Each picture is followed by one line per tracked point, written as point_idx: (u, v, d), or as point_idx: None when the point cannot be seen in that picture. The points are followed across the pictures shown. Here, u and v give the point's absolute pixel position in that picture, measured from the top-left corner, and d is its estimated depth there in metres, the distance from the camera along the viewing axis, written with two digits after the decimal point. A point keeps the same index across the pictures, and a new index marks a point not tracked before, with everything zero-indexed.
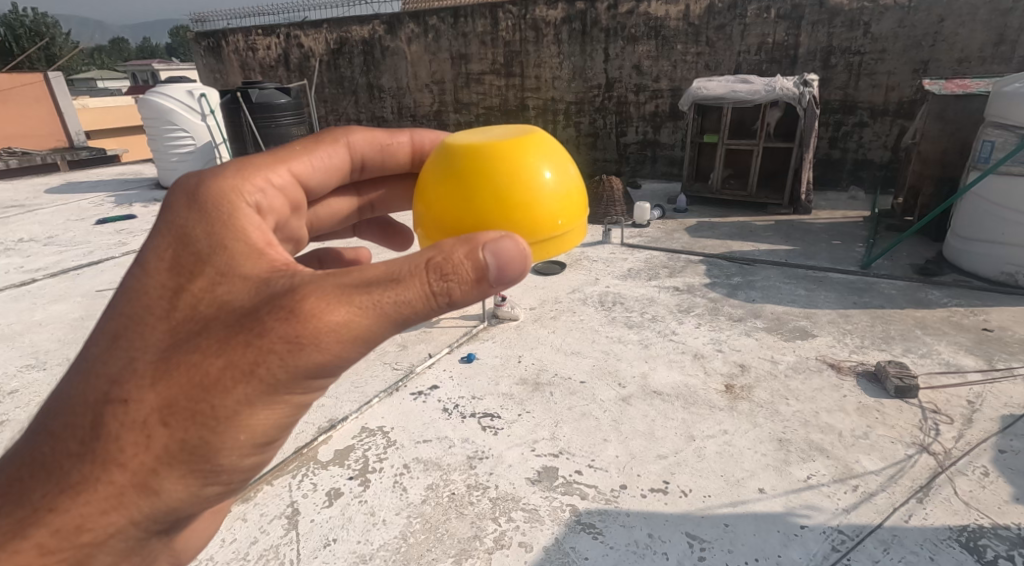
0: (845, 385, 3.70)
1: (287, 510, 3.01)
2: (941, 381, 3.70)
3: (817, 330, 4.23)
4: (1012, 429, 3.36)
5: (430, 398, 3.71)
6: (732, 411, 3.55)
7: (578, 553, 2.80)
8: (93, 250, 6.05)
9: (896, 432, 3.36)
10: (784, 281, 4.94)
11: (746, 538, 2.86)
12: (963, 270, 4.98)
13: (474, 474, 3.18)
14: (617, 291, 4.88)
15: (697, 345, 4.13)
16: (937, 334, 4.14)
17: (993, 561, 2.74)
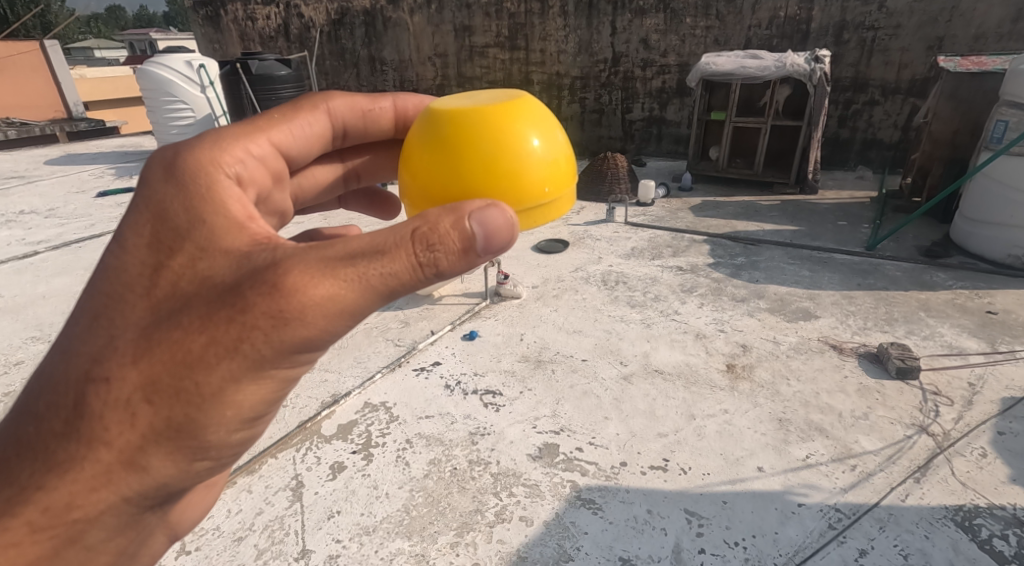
0: (846, 366, 3.72)
1: (291, 482, 3.06)
2: (943, 363, 3.72)
3: (819, 311, 4.24)
4: (1012, 411, 3.38)
5: (432, 374, 3.75)
6: (732, 390, 3.58)
7: (577, 527, 2.84)
8: (95, 223, 6.07)
9: (896, 413, 3.38)
10: (788, 262, 4.94)
11: (743, 515, 2.90)
12: (970, 253, 4.98)
13: (475, 450, 3.22)
14: (620, 270, 4.89)
15: (699, 325, 4.15)
16: (941, 317, 4.14)
17: (987, 540, 2.78)
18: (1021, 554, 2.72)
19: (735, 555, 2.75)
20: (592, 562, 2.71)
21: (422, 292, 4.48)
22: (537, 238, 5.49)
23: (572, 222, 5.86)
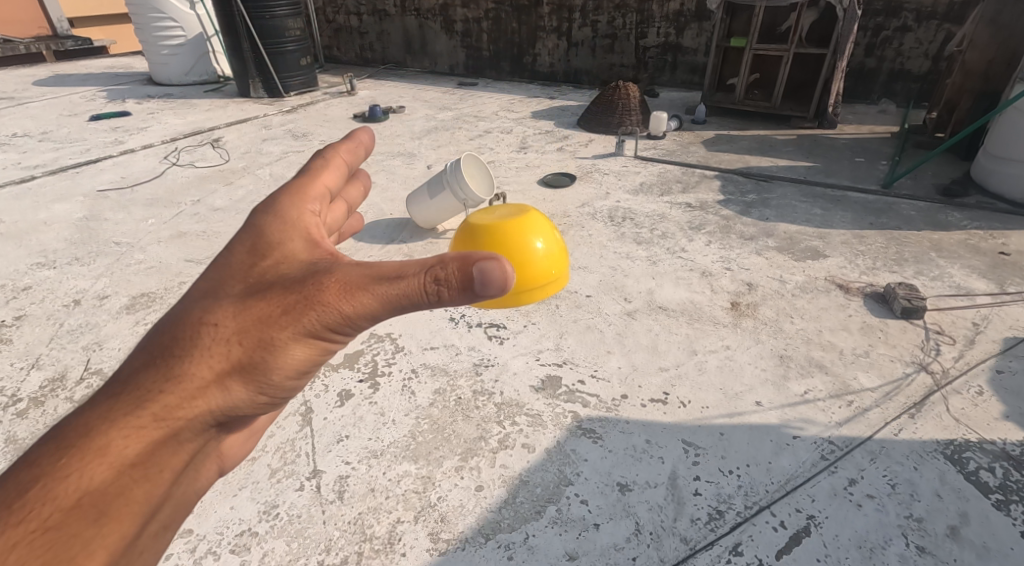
0: (852, 305, 3.76)
1: (300, 408, 3.16)
2: (948, 304, 3.74)
3: (828, 251, 4.24)
4: (1012, 351, 3.43)
5: (437, 307, 3.81)
6: (735, 327, 3.63)
7: (578, 455, 2.94)
8: (92, 150, 6.04)
9: (896, 352, 3.44)
10: (800, 200, 4.92)
11: (739, 447, 2.98)
12: (989, 191, 4.93)
13: (480, 380, 3.32)
14: (628, 206, 4.88)
15: (706, 263, 4.17)
16: (950, 258, 4.14)
17: (974, 472, 2.87)
18: (1005, 486, 2.82)
19: (730, 483, 2.84)
20: (592, 487, 2.81)
21: (426, 225, 4.52)
22: (545, 172, 5.47)
23: (580, 156, 5.82)
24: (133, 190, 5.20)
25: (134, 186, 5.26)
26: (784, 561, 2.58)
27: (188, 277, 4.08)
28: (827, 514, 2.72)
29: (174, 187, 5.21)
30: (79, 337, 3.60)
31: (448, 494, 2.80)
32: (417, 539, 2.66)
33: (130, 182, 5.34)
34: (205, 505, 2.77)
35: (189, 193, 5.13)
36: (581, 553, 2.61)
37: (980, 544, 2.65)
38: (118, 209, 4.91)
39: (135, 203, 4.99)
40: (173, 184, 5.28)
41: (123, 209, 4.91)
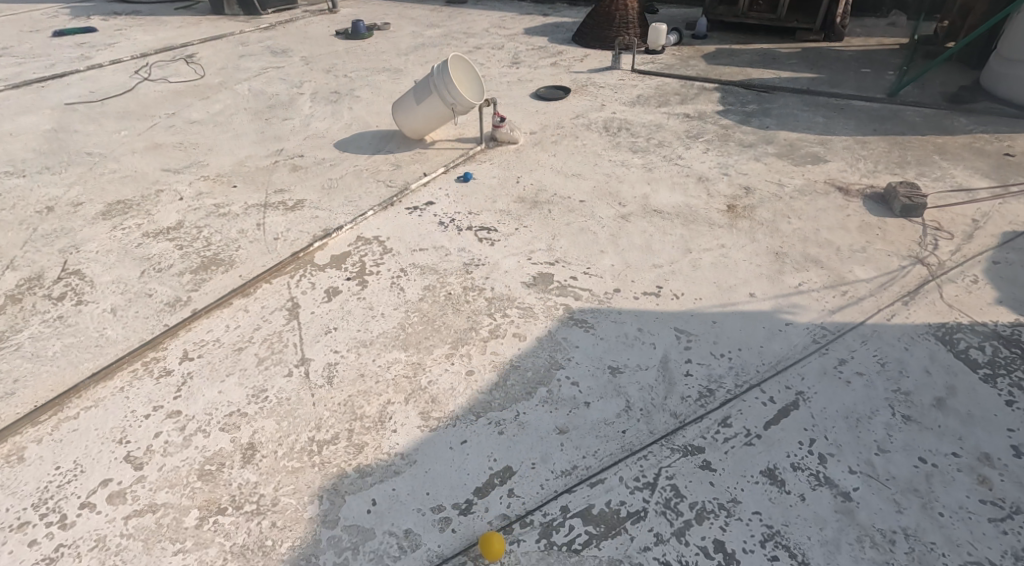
0: (851, 206, 3.67)
1: (287, 303, 3.17)
2: (949, 201, 3.67)
3: (830, 156, 4.10)
4: (1011, 244, 3.36)
5: (426, 213, 3.74)
6: (731, 229, 3.57)
7: (569, 343, 2.95)
8: (56, 63, 5.80)
9: (893, 247, 3.39)
10: (801, 109, 4.69)
11: (732, 332, 2.98)
12: (998, 97, 4.66)
13: (470, 278, 3.29)
14: (624, 116, 4.67)
15: (703, 169, 4.06)
16: (954, 160, 4.01)
17: (964, 351, 2.84)
18: (995, 362, 2.79)
19: (721, 364, 2.85)
20: (582, 370, 2.83)
21: (413, 136, 4.36)
22: (537, 87, 5.15)
23: (573, 70, 5.45)
24: (104, 102, 5.02)
25: (103, 99, 5.06)
26: (771, 430, 2.59)
27: (165, 186, 4.02)
28: (816, 389, 2.73)
29: (147, 101, 5.03)
30: (55, 241, 3.60)
31: (439, 378, 2.82)
32: (407, 417, 2.68)
33: (99, 96, 5.13)
34: (194, 389, 2.80)
35: (163, 105, 4.95)
36: (570, 427, 2.63)
37: (966, 413, 2.62)
38: (89, 121, 4.76)
39: (107, 115, 4.83)
40: (145, 98, 5.07)
41: (94, 121, 4.76)
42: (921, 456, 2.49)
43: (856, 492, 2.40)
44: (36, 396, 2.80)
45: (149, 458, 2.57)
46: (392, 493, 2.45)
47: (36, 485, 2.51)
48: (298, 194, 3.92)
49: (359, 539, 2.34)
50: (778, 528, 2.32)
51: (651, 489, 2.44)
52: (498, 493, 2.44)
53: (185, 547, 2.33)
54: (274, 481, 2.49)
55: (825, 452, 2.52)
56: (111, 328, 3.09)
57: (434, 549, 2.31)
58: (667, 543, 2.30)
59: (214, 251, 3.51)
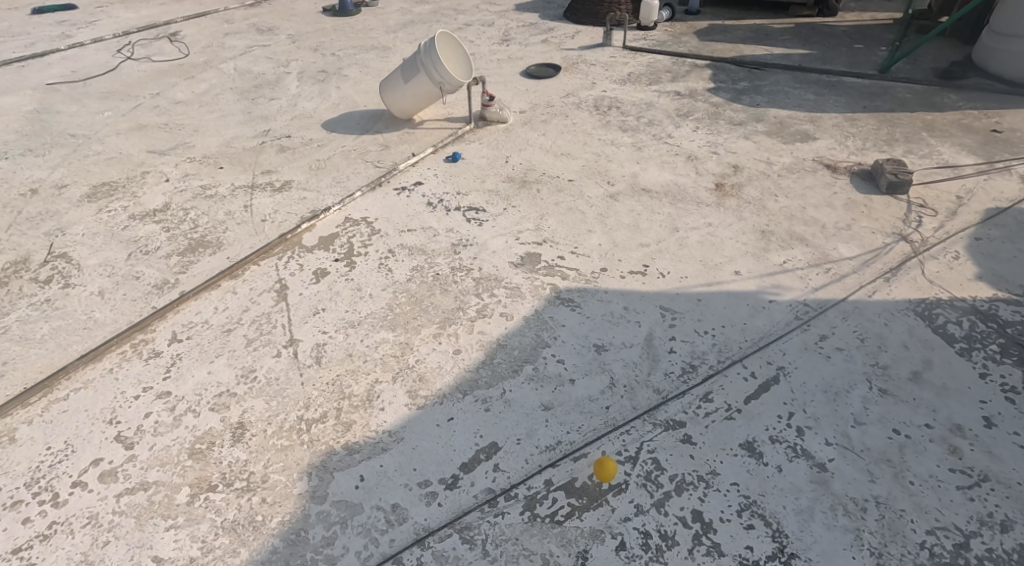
0: (838, 184, 3.72)
1: (275, 285, 3.19)
2: (934, 179, 3.72)
3: (819, 134, 4.13)
4: (993, 221, 3.42)
5: (414, 193, 3.74)
6: (719, 207, 3.61)
7: (556, 321, 2.99)
8: (35, 42, 5.71)
9: (878, 224, 3.44)
10: (793, 86, 4.69)
11: (715, 310, 3.03)
12: (988, 73, 4.68)
13: (458, 258, 3.31)
14: (614, 95, 4.67)
15: (692, 147, 4.08)
16: (942, 137, 4.05)
17: (942, 326, 2.91)
18: (971, 336, 2.86)
19: (704, 341, 2.90)
20: (568, 348, 2.88)
21: (401, 116, 4.35)
22: (528, 65, 5.11)
23: (564, 47, 5.41)
24: (86, 82, 4.95)
25: (86, 80, 4.99)
26: (751, 405, 2.65)
27: (150, 167, 4.00)
28: (797, 365, 2.79)
29: (131, 81, 4.96)
30: (40, 223, 3.59)
31: (426, 357, 2.86)
32: (395, 396, 2.72)
33: (81, 76, 5.05)
34: (183, 370, 2.82)
35: (147, 85, 4.89)
36: (556, 404, 2.68)
37: (940, 385, 2.69)
38: (71, 102, 4.70)
39: (90, 96, 4.77)
40: (129, 78, 5.00)
41: (76, 102, 4.70)
42: (894, 428, 2.56)
43: (831, 463, 2.47)
44: (25, 377, 2.81)
45: (140, 437, 2.60)
46: (380, 469, 2.49)
47: (28, 465, 2.53)
48: (286, 175, 3.92)
49: (348, 513, 2.38)
50: (755, 498, 2.39)
51: (632, 462, 2.50)
52: (484, 468, 2.49)
53: (177, 523, 2.37)
54: (264, 459, 2.53)
55: (803, 425, 2.59)
56: (99, 311, 3.09)
57: (421, 522, 2.36)
58: (647, 514, 2.36)
59: (202, 234, 3.50)
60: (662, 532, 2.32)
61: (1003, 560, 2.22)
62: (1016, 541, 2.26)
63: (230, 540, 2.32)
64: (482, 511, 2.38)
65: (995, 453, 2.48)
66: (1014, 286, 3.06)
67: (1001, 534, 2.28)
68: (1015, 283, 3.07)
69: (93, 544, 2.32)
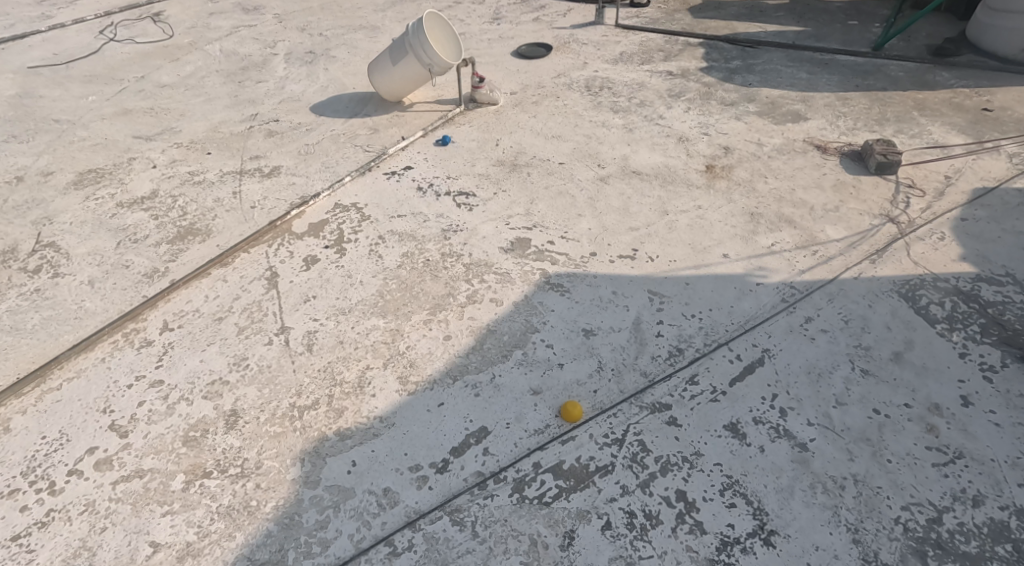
0: (828, 165, 3.75)
1: (266, 273, 3.20)
2: (923, 159, 3.76)
3: (810, 114, 4.16)
4: (979, 201, 3.47)
5: (404, 178, 3.75)
6: (708, 190, 3.64)
7: (545, 307, 3.02)
8: (15, 23, 5.62)
9: (866, 206, 3.48)
10: (786, 65, 4.68)
11: (703, 294, 3.07)
12: (981, 49, 4.68)
13: (448, 244, 3.33)
14: (606, 75, 4.66)
15: (683, 129, 4.10)
16: (933, 116, 4.08)
17: (925, 307, 2.96)
18: (953, 317, 2.91)
19: (691, 324, 2.94)
20: (557, 333, 2.92)
21: (391, 98, 4.33)
22: (518, 44, 5.08)
23: (556, 26, 5.37)
24: (68, 66, 4.90)
25: (68, 63, 4.94)
26: (736, 387, 2.71)
27: (137, 153, 3.98)
28: (781, 347, 2.84)
29: (114, 63, 4.91)
30: (27, 212, 3.58)
31: (417, 343, 2.89)
32: (386, 382, 2.76)
33: (64, 59, 5.00)
34: (175, 359, 2.85)
35: (131, 68, 4.84)
36: (544, 388, 2.73)
37: (921, 365, 2.75)
38: (54, 86, 4.66)
39: (73, 80, 4.72)
40: (112, 61, 4.95)
41: (60, 86, 4.65)
42: (874, 407, 2.62)
43: (812, 443, 2.53)
44: (18, 367, 2.83)
45: (134, 425, 2.62)
46: (372, 454, 2.53)
47: (24, 455, 2.55)
48: (274, 160, 3.91)
49: (340, 497, 2.42)
50: (738, 478, 2.45)
51: (619, 444, 2.55)
52: (473, 452, 2.54)
53: (173, 509, 2.40)
54: (257, 446, 2.56)
55: (786, 406, 2.64)
56: (89, 300, 3.10)
57: (412, 505, 2.40)
58: (632, 494, 2.42)
59: (191, 221, 3.51)
60: (647, 512, 2.38)
61: (974, 534, 2.29)
62: (987, 516, 2.33)
63: (225, 525, 2.36)
64: (472, 493, 2.43)
65: (970, 430, 2.55)
66: (998, 266, 3.11)
67: (973, 509, 2.35)
68: (999, 264, 3.12)
69: (90, 531, 2.35)
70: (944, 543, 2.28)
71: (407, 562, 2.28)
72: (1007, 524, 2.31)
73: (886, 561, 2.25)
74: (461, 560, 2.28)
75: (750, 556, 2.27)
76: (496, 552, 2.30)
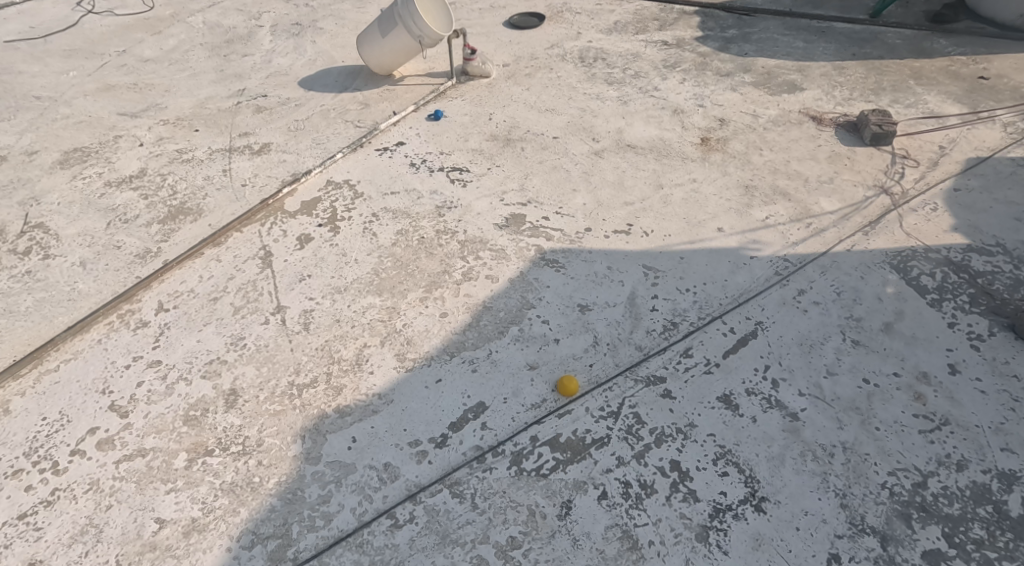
0: (823, 136, 3.76)
1: (260, 253, 3.20)
2: (919, 129, 3.77)
3: (806, 84, 4.15)
4: (973, 171, 3.49)
5: (396, 154, 3.74)
6: (703, 162, 3.64)
7: (541, 283, 3.04)
8: None
9: (860, 177, 3.50)
10: (782, 34, 4.65)
11: (697, 268, 3.09)
12: (980, 15, 4.64)
13: (443, 221, 3.34)
14: (600, 46, 4.62)
15: (677, 101, 4.08)
16: (929, 85, 4.07)
17: (916, 278, 2.99)
18: (944, 287, 2.95)
19: (685, 298, 2.97)
20: (553, 309, 2.94)
21: (381, 72, 4.30)
22: (510, 14, 5.01)
23: None
24: (46, 39, 4.82)
25: (46, 37, 4.84)
26: (729, 359, 2.74)
27: (123, 131, 3.95)
28: (774, 319, 2.87)
29: (94, 36, 4.83)
30: (14, 193, 3.56)
31: (413, 321, 2.91)
32: (383, 359, 2.78)
33: (41, 33, 4.89)
34: (172, 339, 2.86)
35: (112, 42, 4.77)
36: (540, 363, 2.76)
37: (910, 335, 2.79)
38: (33, 61, 4.59)
39: (52, 54, 4.65)
40: (92, 34, 4.86)
41: (38, 61, 4.59)
42: (865, 377, 2.67)
43: (803, 412, 2.57)
44: (14, 350, 2.84)
45: (134, 406, 2.65)
46: (372, 431, 2.57)
47: (25, 435, 2.58)
48: (264, 137, 3.89)
49: (341, 473, 2.46)
50: (730, 447, 2.49)
51: (614, 417, 2.58)
52: (472, 427, 2.57)
53: (177, 486, 2.44)
54: (258, 424, 2.59)
55: (778, 377, 2.68)
56: (82, 281, 3.11)
57: (412, 479, 2.44)
58: (627, 465, 2.46)
59: (181, 200, 3.50)
60: (642, 482, 2.42)
61: (957, 497, 2.35)
62: (970, 479, 2.39)
63: (229, 501, 2.40)
64: (471, 467, 2.47)
65: (956, 398, 2.59)
66: (989, 236, 3.14)
67: (957, 473, 2.40)
68: (990, 234, 3.15)
69: (96, 509, 2.39)
70: (928, 506, 2.33)
71: (408, 534, 2.32)
72: (989, 486, 2.37)
73: (873, 524, 2.30)
74: (461, 530, 2.33)
75: (742, 522, 2.32)
76: (495, 523, 2.34)
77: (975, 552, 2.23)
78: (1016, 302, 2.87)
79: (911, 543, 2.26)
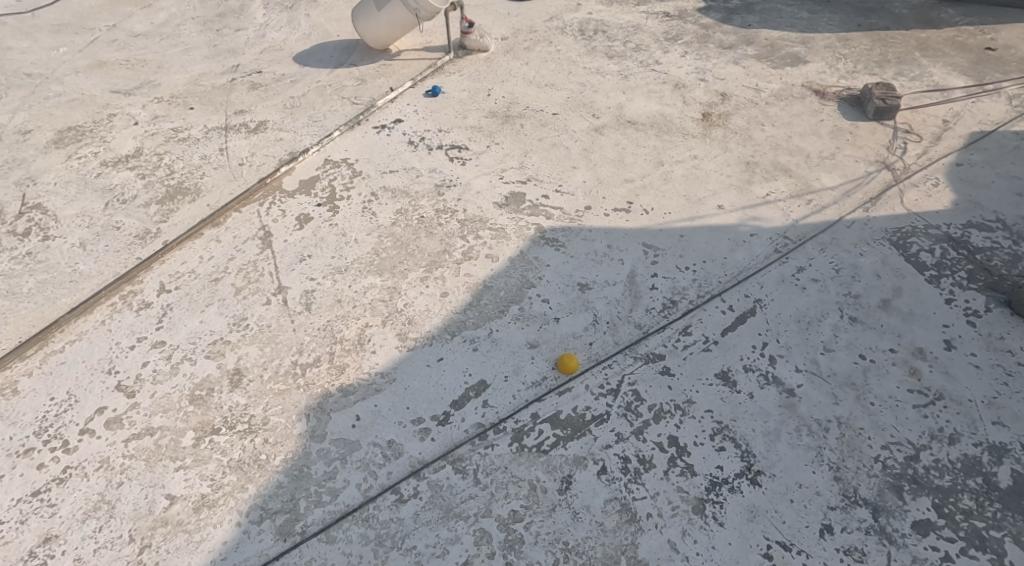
0: (825, 111, 3.74)
1: (260, 233, 3.22)
2: (922, 102, 3.76)
3: (810, 56, 4.12)
4: (975, 145, 3.49)
5: (394, 132, 3.74)
6: (704, 138, 3.64)
7: (541, 262, 3.06)
8: None
9: (862, 153, 3.50)
10: (787, 3, 4.59)
11: (696, 245, 3.11)
12: None
13: (443, 200, 3.35)
14: (600, 18, 4.58)
15: (679, 75, 4.06)
16: (935, 57, 4.05)
17: (915, 254, 3.01)
18: (942, 264, 2.96)
19: (684, 276, 2.99)
20: (553, 287, 2.96)
21: (377, 47, 4.26)
22: None
23: None
24: (33, 12, 4.76)
25: (33, 10, 4.76)
26: (728, 336, 2.77)
27: (118, 109, 3.94)
28: (772, 297, 2.89)
29: (82, 9, 4.78)
30: (9, 173, 3.57)
31: (414, 301, 2.94)
32: (385, 339, 2.82)
33: (28, 6, 4.80)
34: (175, 320, 2.89)
35: (102, 16, 4.72)
36: (540, 342, 2.79)
37: (907, 311, 2.82)
38: (21, 37, 4.55)
39: (41, 29, 4.60)
40: (80, 7, 4.80)
41: (27, 36, 4.55)
42: (861, 353, 2.70)
43: (800, 388, 2.61)
44: (19, 331, 2.87)
45: (140, 386, 2.68)
46: (374, 409, 2.60)
47: (34, 416, 2.61)
48: (260, 115, 3.89)
49: (346, 450, 2.50)
50: (727, 423, 2.53)
51: (613, 394, 2.62)
52: (473, 405, 2.61)
53: (185, 463, 2.48)
54: (262, 402, 2.63)
55: (775, 354, 2.71)
56: (83, 263, 3.13)
57: (416, 456, 2.49)
58: (626, 440, 2.50)
59: (179, 180, 3.51)
60: (640, 457, 2.46)
61: (947, 469, 2.39)
62: (962, 452, 2.43)
63: (238, 478, 2.44)
64: (473, 443, 2.51)
65: (950, 372, 2.63)
66: (990, 212, 3.15)
67: (949, 446, 2.44)
68: (990, 209, 3.16)
69: (107, 486, 2.44)
70: (919, 478, 2.38)
71: (413, 508, 2.37)
72: (980, 459, 2.41)
73: (866, 497, 2.35)
74: (464, 504, 2.37)
75: (737, 495, 2.37)
76: (497, 497, 2.39)
77: (964, 522, 2.28)
78: (1014, 277, 2.89)
79: (901, 514, 2.31)
